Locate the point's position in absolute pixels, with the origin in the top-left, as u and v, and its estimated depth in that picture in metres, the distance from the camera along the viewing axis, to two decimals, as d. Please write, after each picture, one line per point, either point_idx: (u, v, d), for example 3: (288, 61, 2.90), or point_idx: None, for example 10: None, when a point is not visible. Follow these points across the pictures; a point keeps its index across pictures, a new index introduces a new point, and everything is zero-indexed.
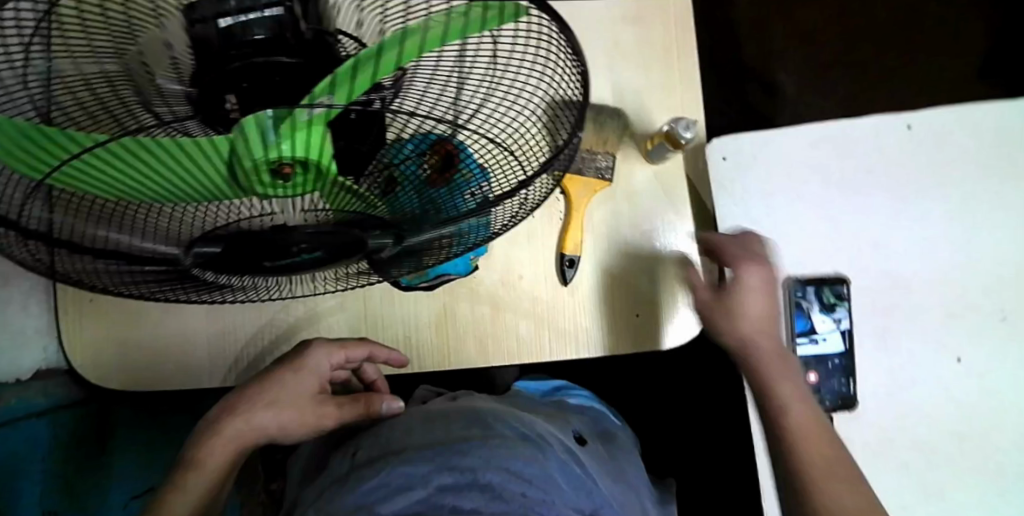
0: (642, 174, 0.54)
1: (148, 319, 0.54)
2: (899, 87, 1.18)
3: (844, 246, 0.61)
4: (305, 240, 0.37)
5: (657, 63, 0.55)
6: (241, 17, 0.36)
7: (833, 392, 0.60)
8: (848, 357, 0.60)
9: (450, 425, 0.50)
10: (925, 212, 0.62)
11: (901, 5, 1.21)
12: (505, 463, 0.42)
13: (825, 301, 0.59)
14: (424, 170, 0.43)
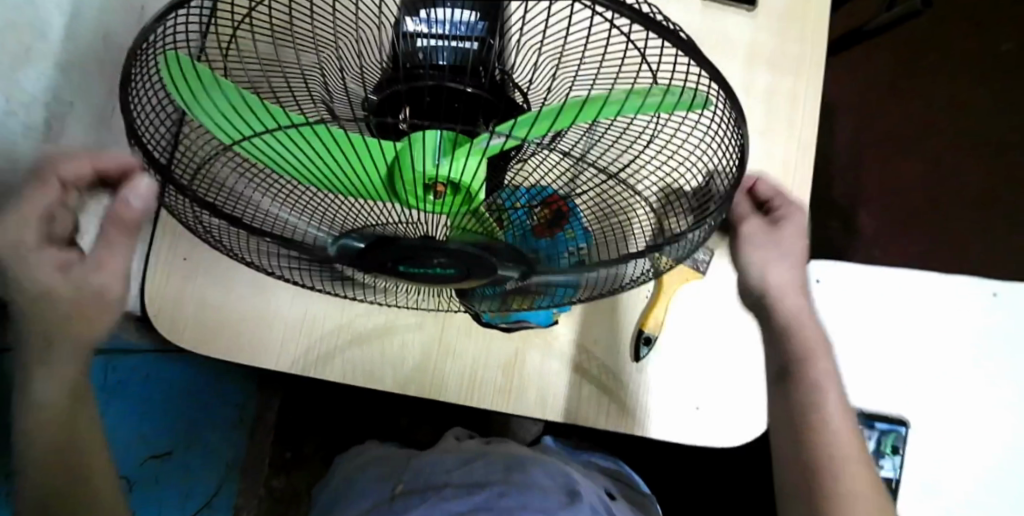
0: None
1: (239, 289, 0.56)
2: (975, 251, 1.20)
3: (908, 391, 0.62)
4: (445, 256, 0.40)
5: (773, 177, 0.58)
6: (432, 42, 0.39)
7: None
8: (892, 497, 0.61)
9: (491, 467, 0.56)
10: (994, 377, 0.63)
11: (1000, 173, 1.23)
12: (540, 510, 0.50)
13: (883, 443, 0.60)
14: (532, 221, 0.44)
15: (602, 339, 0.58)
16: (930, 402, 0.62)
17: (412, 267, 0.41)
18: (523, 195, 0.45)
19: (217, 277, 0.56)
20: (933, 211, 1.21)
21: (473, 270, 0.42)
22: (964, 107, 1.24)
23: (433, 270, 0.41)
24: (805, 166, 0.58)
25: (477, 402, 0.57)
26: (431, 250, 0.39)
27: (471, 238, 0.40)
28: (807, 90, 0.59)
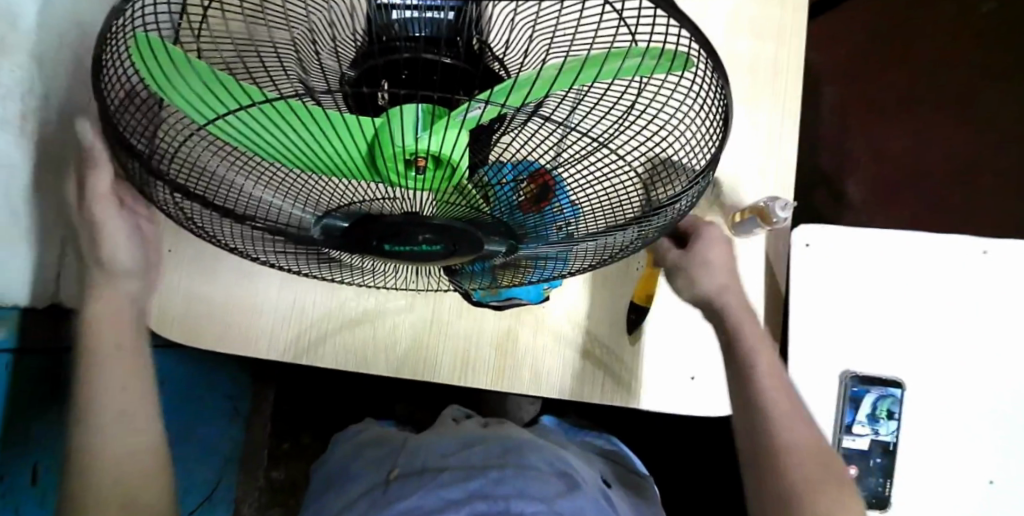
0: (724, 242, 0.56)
1: (226, 278, 0.56)
2: (960, 216, 1.21)
3: (907, 356, 0.61)
4: (430, 231, 0.39)
5: (760, 143, 0.57)
6: (405, 15, 0.39)
7: (869, 491, 0.59)
8: (889, 457, 0.60)
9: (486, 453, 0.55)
10: (1003, 340, 0.61)
11: (983, 138, 1.23)
12: (537, 493, 0.48)
13: (878, 407, 0.58)
14: (519, 197, 0.42)
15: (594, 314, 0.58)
16: (925, 365, 0.61)
17: (397, 246, 0.40)
18: (510, 171, 0.42)
19: (202, 267, 0.56)
20: (919, 179, 1.21)
21: (459, 245, 0.41)
22: (949, 73, 1.24)
23: (419, 247, 0.41)
24: (790, 132, 0.57)
25: (470, 381, 0.57)
26: (415, 226, 0.38)
27: (456, 213, 0.40)
28: (789, 55, 0.58)
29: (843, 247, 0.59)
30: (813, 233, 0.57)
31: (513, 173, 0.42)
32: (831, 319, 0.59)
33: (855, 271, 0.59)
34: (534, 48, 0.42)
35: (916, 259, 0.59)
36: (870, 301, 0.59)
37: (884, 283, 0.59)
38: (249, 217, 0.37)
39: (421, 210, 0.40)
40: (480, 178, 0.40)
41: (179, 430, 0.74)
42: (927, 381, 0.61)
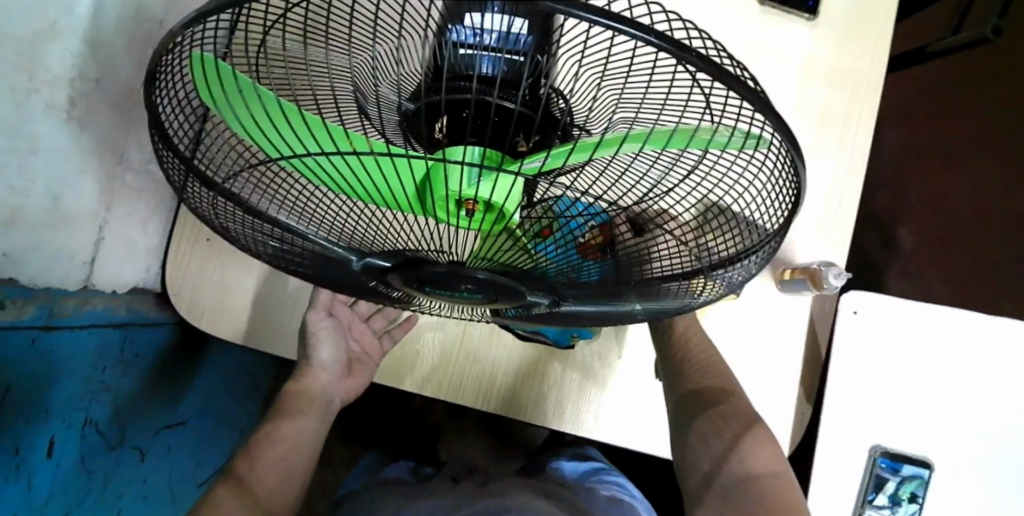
0: (769, 300, 0.54)
1: (260, 278, 0.55)
2: None
3: (951, 438, 0.56)
4: (472, 282, 0.38)
5: (820, 200, 0.54)
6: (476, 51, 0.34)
7: None
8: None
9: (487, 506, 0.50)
10: None
11: None
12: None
13: (905, 487, 0.55)
14: (581, 237, 0.41)
15: (628, 354, 0.56)
16: (971, 452, 0.57)
17: (438, 290, 0.39)
18: (587, 211, 0.39)
19: (236, 263, 0.55)
20: None
21: (502, 295, 0.40)
22: None
23: (460, 294, 0.40)
24: (852, 189, 0.55)
25: (492, 407, 0.56)
26: (461, 278, 0.37)
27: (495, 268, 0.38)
28: (862, 107, 0.55)
29: (895, 316, 0.56)
30: (862, 301, 0.54)
31: (590, 215, 0.39)
32: (873, 390, 0.55)
33: (902, 343, 0.56)
34: (602, 99, 0.39)
35: (967, 338, 0.56)
36: (913, 377, 0.56)
37: (930, 359, 0.56)
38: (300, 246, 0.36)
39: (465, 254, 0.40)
40: (552, 214, 0.38)
41: (196, 402, 0.75)
42: (967, 467, 0.56)
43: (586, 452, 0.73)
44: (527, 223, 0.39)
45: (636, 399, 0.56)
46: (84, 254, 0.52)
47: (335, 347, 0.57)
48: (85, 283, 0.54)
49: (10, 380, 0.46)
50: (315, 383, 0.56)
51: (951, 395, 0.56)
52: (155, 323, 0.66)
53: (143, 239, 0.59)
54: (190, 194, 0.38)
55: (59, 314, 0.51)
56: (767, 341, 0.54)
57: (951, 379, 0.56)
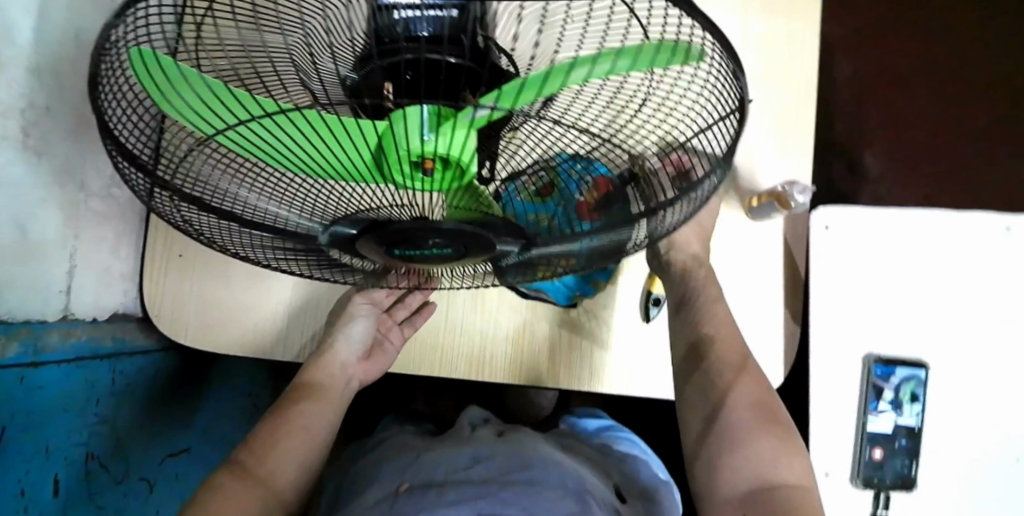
0: (740, 227, 0.55)
1: (237, 281, 0.55)
2: None
3: (937, 336, 0.57)
4: (440, 236, 0.39)
5: (774, 123, 0.55)
6: (409, 12, 0.35)
7: (896, 473, 0.56)
8: (914, 440, 0.57)
9: (504, 465, 0.45)
10: None
11: None
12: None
13: (905, 388, 0.56)
14: (581, 194, 0.44)
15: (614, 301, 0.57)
16: (959, 347, 0.58)
17: (407, 250, 0.40)
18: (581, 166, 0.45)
19: (211, 270, 0.55)
20: None
21: (470, 246, 0.41)
22: None
23: (429, 251, 0.40)
24: (807, 108, 0.55)
25: (487, 376, 0.56)
26: (426, 231, 0.38)
27: (460, 217, 0.39)
28: (801, 29, 0.56)
29: (867, 225, 0.57)
30: (833, 215, 0.55)
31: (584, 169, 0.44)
32: (855, 300, 0.57)
33: (878, 251, 0.57)
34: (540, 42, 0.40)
35: (939, 238, 0.57)
36: (890, 282, 0.57)
37: (906, 263, 0.57)
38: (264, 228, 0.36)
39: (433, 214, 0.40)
40: (551, 169, 0.44)
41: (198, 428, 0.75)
42: (957, 361, 0.57)
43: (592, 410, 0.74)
44: (527, 182, 0.45)
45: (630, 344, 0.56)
46: (59, 284, 0.52)
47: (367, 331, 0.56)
48: (63, 313, 0.54)
49: (7, 418, 0.46)
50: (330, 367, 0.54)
51: (931, 292, 0.57)
52: (142, 351, 0.66)
53: (115, 263, 0.59)
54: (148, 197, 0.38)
55: (45, 348, 0.51)
56: (744, 267, 0.55)
57: (929, 279, 0.57)
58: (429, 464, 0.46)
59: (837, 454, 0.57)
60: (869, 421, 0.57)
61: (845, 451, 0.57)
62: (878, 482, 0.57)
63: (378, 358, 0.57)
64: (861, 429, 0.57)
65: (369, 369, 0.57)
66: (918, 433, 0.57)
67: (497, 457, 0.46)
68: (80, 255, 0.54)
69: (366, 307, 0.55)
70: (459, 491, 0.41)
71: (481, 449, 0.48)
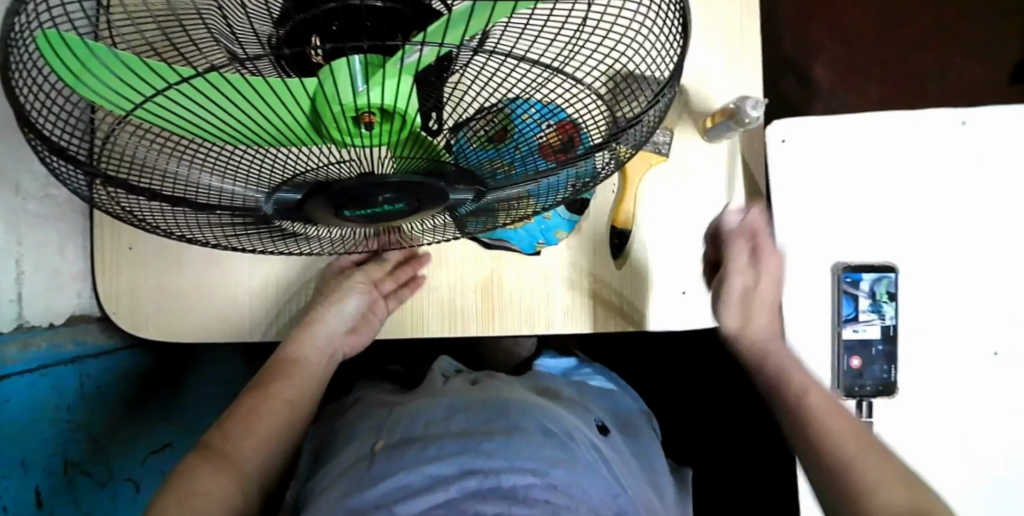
0: (699, 150, 0.54)
1: (194, 267, 0.53)
2: None
3: (901, 238, 0.58)
4: (390, 191, 0.37)
5: (721, 41, 0.54)
6: None
7: (875, 378, 0.57)
8: (891, 344, 0.58)
9: (481, 416, 0.44)
10: (995, 208, 0.58)
11: None
12: (529, 462, 0.38)
13: (878, 292, 0.57)
14: (540, 137, 0.42)
15: (579, 239, 0.55)
16: (924, 246, 0.58)
17: (358, 210, 0.39)
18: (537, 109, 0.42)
19: (167, 260, 0.53)
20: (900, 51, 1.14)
21: (422, 198, 0.40)
22: None
23: (382, 208, 0.39)
24: (751, 22, 0.54)
25: (458, 329, 0.56)
26: (374, 186, 0.36)
27: (415, 167, 0.37)
28: None
29: (822, 133, 0.57)
30: (788, 127, 0.55)
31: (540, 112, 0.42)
32: (817, 211, 0.57)
33: (834, 159, 0.57)
34: None
35: (896, 140, 0.57)
36: (851, 189, 0.57)
37: (864, 168, 0.57)
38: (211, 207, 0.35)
39: (382, 167, 0.38)
40: (504, 115, 0.41)
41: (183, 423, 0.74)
42: (923, 260, 0.58)
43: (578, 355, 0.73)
44: (478, 128, 0.41)
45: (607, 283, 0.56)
46: (8, 293, 0.50)
47: (354, 306, 0.55)
48: (18, 322, 0.52)
49: None
50: (305, 343, 0.54)
51: (891, 194, 0.58)
52: (107, 352, 0.64)
53: (66, 265, 0.57)
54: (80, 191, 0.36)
55: (4, 360, 0.49)
56: (702, 191, 0.54)
57: (888, 182, 0.58)
58: (405, 420, 0.45)
59: (817, 367, 0.58)
60: (847, 330, 0.58)
61: (824, 361, 0.58)
62: (858, 388, 0.58)
63: (363, 332, 0.57)
64: (839, 338, 0.58)
65: (356, 342, 0.57)
66: (893, 335, 0.58)
67: (475, 408, 0.45)
68: (26, 261, 0.52)
69: (362, 286, 0.55)
70: (440, 446, 0.40)
71: (457, 400, 0.47)
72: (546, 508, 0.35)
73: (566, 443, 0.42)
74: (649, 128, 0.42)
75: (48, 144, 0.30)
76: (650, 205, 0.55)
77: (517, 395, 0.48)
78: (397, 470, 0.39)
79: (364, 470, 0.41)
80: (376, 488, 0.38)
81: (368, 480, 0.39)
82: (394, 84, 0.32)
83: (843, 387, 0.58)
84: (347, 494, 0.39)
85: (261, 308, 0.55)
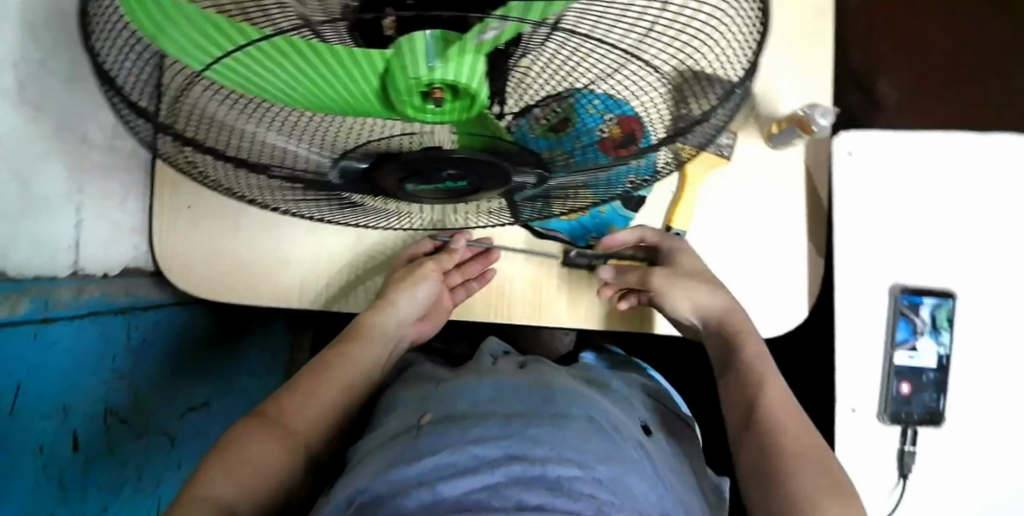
0: (761, 155, 0.53)
1: (248, 231, 0.56)
2: None
3: (963, 263, 0.56)
4: (454, 168, 0.38)
5: (792, 44, 0.53)
6: None
7: (925, 407, 0.54)
8: (944, 373, 0.55)
9: (525, 400, 0.44)
10: None
11: None
12: (574, 454, 0.39)
13: (937, 319, 0.55)
14: (601, 132, 0.42)
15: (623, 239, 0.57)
16: (987, 273, 0.56)
17: (420, 185, 0.39)
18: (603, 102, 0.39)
19: (222, 222, 0.56)
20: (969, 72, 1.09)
21: (484, 178, 0.40)
22: None
23: (443, 185, 0.40)
24: (826, 25, 0.53)
25: (514, 317, 0.59)
26: (441, 161, 0.36)
27: (478, 142, 0.38)
28: None
29: (893, 147, 0.55)
30: (857, 140, 0.54)
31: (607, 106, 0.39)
32: (879, 227, 0.55)
33: (896, 177, 0.55)
34: None
35: (958, 163, 0.56)
36: (913, 208, 0.56)
37: (923, 188, 0.56)
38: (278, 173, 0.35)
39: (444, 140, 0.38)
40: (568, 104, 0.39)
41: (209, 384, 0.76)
42: (982, 289, 0.56)
43: (613, 352, 0.76)
44: (542, 116, 0.39)
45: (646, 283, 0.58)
46: (67, 239, 0.52)
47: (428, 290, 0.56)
48: (74, 268, 0.54)
49: (20, 376, 0.46)
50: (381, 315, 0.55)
51: (949, 217, 0.56)
52: (154, 306, 0.66)
53: (122, 217, 0.59)
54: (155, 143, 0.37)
55: (57, 304, 0.50)
56: (763, 198, 0.53)
57: (947, 205, 0.56)
58: (452, 394, 0.46)
59: (864, 390, 0.56)
60: (901, 355, 0.55)
61: (873, 385, 0.56)
62: (906, 416, 0.55)
63: (433, 319, 0.59)
64: (889, 363, 0.56)
65: (423, 329, 0.59)
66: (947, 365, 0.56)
67: (522, 391, 0.46)
68: (86, 209, 0.53)
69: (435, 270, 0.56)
70: (486, 427, 0.41)
71: (503, 381, 0.48)
72: (591, 502, 0.36)
73: (613, 437, 0.43)
74: (720, 122, 0.41)
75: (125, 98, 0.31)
76: (711, 207, 0.54)
77: (562, 380, 0.49)
78: (442, 448, 0.39)
79: (409, 443, 0.41)
80: (423, 462, 0.38)
81: (413, 455, 0.39)
82: (465, 60, 0.31)
83: (890, 413, 0.56)
84: (389, 465, 0.39)
85: (310, 277, 0.57)
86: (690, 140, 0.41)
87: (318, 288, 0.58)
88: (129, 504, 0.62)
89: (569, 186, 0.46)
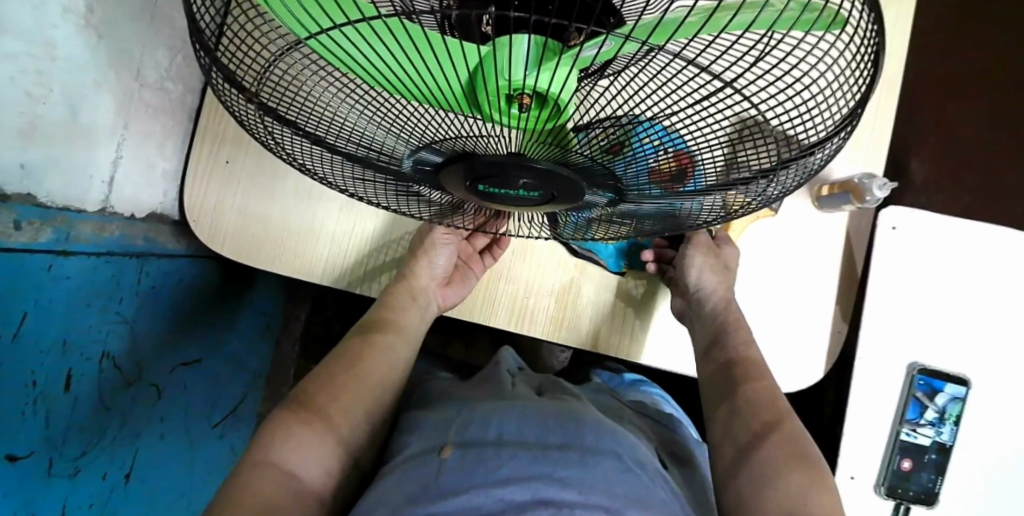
0: (808, 214, 0.58)
1: (284, 200, 0.59)
2: None
3: (976, 352, 0.62)
4: (529, 178, 0.38)
5: None
6: None
7: (921, 487, 0.60)
8: (943, 457, 0.61)
9: (551, 431, 0.43)
10: None
11: None
12: (602, 499, 0.37)
13: (946, 408, 0.61)
14: (655, 162, 0.37)
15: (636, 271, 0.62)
16: (991, 363, 0.62)
17: (491, 187, 0.40)
18: (659, 133, 0.35)
19: (260, 188, 0.59)
20: None
21: (558, 192, 0.40)
22: None
23: (516, 192, 0.40)
24: (887, 103, 0.58)
25: (533, 328, 0.61)
26: (519, 168, 0.37)
27: (540, 149, 0.35)
28: (897, 19, 0.56)
29: (931, 229, 0.61)
30: (899, 216, 0.60)
31: (665, 138, 0.36)
32: (902, 300, 0.61)
33: (933, 256, 0.61)
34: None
35: (986, 257, 0.61)
36: (944, 292, 0.61)
37: (953, 271, 0.61)
38: (350, 157, 0.37)
39: (503, 145, 0.36)
40: (626, 129, 0.34)
41: (195, 341, 0.74)
42: (985, 375, 0.62)
43: (613, 366, 0.80)
44: (593, 139, 0.34)
45: (653, 308, 0.62)
46: (103, 174, 0.51)
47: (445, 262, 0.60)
48: (102, 206, 0.53)
49: (28, 304, 0.44)
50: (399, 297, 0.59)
51: (966, 306, 0.61)
52: (167, 255, 0.66)
53: (157, 161, 0.58)
54: (242, 112, 0.38)
55: (77, 237, 0.49)
56: (806, 252, 0.58)
57: (971, 293, 0.61)
58: (476, 422, 0.45)
59: (863, 460, 0.62)
60: (904, 431, 0.61)
61: (874, 458, 0.62)
62: (902, 492, 0.61)
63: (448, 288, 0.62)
64: (895, 437, 0.62)
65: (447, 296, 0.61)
66: (947, 449, 0.62)
67: (545, 421, 0.45)
68: (125, 148, 0.53)
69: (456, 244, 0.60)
70: (515, 465, 0.39)
71: (527, 412, 0.46)
72: None
73: (638, 473, 0.42)
74: (799, 175, 0.40)
75: (226, 73, 0.32)
76: (767, 243, 0.58)
77: (589, 413, 0.48)
78: (466, 489, 0.38)
79: (428, 477, 0.40)
80: (447, 503, 0.37)
81: (434, 493, 0.38)
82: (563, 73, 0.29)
83: (887, 485, 0.62)
84: (411, 501, 0.38)
85: (338, 254, 0.61)
86: (763, 185, 0.40)
87: (341, 265, 0.61)
88: (105, 454, 0.58)
89: (630, 214, 0.46)
